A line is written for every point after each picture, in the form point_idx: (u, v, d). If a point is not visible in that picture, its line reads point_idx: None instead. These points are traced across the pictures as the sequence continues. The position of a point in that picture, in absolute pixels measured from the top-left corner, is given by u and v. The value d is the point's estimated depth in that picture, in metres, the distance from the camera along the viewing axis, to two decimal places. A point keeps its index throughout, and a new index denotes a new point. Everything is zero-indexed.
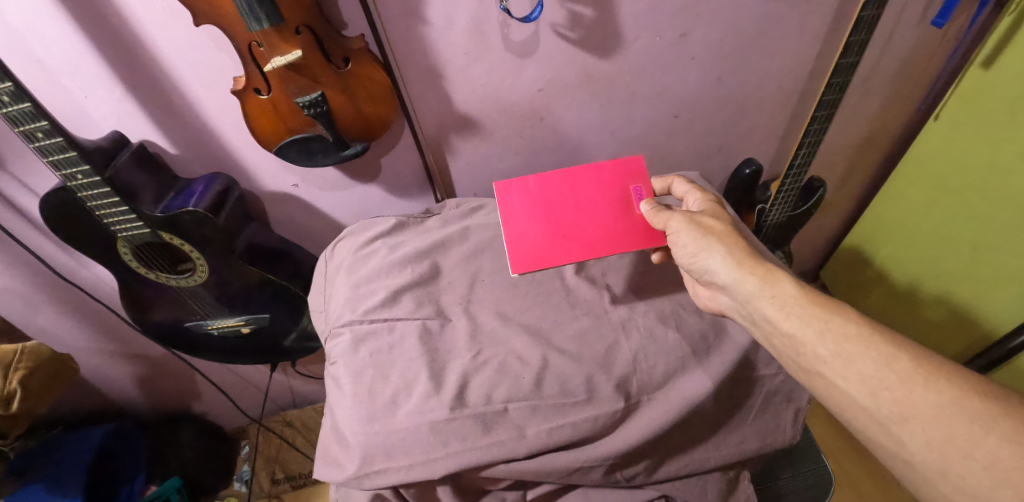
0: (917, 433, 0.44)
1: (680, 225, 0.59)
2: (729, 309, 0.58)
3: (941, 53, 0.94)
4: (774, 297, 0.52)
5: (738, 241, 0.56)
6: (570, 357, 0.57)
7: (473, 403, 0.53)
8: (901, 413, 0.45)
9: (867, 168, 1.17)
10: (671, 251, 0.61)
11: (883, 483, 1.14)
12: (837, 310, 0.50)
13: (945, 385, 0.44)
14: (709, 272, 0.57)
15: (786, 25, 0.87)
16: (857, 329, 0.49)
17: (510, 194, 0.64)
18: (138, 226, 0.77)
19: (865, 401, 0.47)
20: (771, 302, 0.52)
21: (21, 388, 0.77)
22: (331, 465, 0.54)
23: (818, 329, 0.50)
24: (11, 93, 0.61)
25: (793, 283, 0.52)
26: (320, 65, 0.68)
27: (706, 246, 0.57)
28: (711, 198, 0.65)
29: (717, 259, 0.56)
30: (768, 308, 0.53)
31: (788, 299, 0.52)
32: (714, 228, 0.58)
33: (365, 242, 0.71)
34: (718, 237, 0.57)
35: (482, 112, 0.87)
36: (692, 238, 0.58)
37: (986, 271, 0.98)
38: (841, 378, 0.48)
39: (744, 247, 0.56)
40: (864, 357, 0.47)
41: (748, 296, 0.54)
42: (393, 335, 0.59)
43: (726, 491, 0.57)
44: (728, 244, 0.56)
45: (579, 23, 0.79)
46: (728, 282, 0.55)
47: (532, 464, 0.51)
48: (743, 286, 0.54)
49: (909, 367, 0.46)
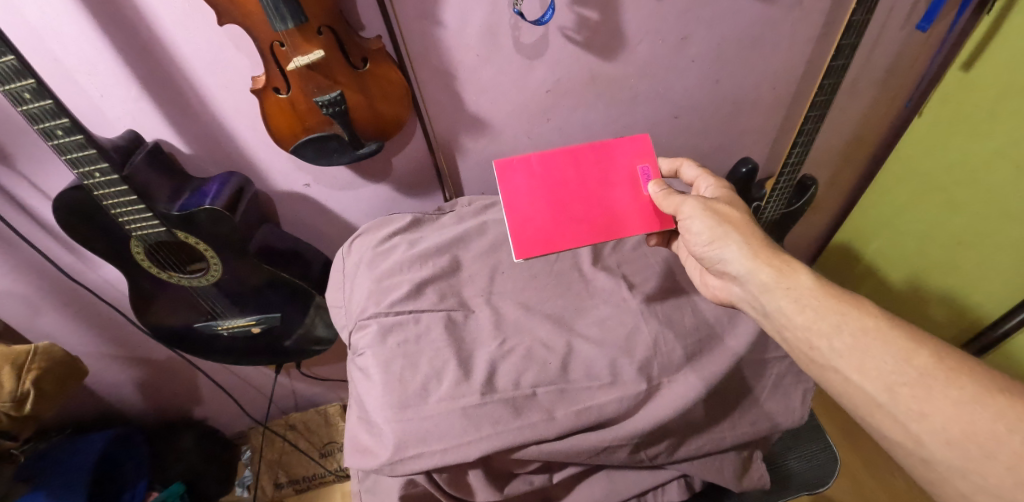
0: (936, 429, 0.46)
1: (696, 213, 0.61)
2: (740, 299, 0.60)
3: (922, 56, 1.00)
4: (788, 288, 0.55)
5: (753, 232, 0.59)
6: (594, 342, 0.59)
7: (502, 389, 0.55)
8: (918, 409, 0.47)
9: (855, 166, 1.22)
10: (684, 238, 0.63)
11: (877, 470, 1.19)
12: (851, 301, 0.54)
13: (967, 383, 0.46)
14: (723, 262, 0.60)
15: (780, 30, 0.91)
16: (874, 322, 0.52)
17: (514, 175, 0.65)
18: (153, 225, 0.77)
19: (881, 397, 0.49)
20: (785, 294, 0.55)
21: (34, 389, 0.77)
22: (361, 453, 0.55)
23: (834, 320, 0.53)
24: (33, 90, 0.61)
25: (808, 275, 0.55)
26: (339, 65, 0.70)
27: (722, 236, 0.60)
28: (724, 187, 0.67)
29: (733, 249, 0.59)
30: (782, 299, 0.56)
31: (803, 290, 0.55)
32: (730, 217, 0.61)
33: (383, 238, 0.73)
34: (735, 227, 0.59)
35: (492, 113, 0.90)
36: (709, 227, 0.60)
37: (970, 262, 1.03)
38: (857, 373, 0.51)
39: (760, 238, 0.59)
40: (882, 352, 0.50)
41: (763, 287, 0.57)
42: (419, 326, 0.61)
43: (741, 469, 0.60)
44: (745, 236, 0.59)
45: (586, 26, 0.82)
46: (743, 272, 0.58)
47: (562, 445, 0.53)
48: (758, 277, 0.57)
49: (928, 363, 0.48)
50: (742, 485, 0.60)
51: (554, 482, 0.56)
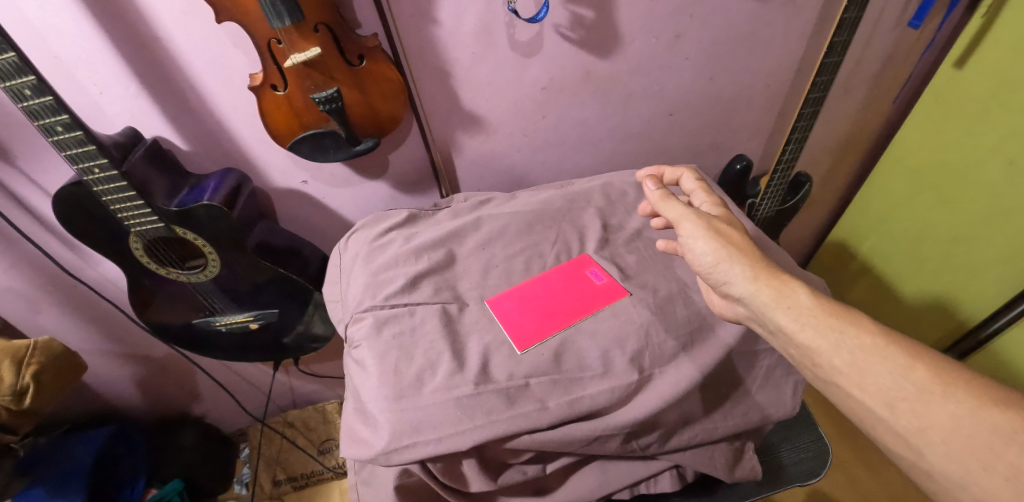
0: (936, 444, 0.45)
1: (695, 230, 0.59)
2: (744, 318, 0.58)
3: (914, 54, 1.01)
4: (789, 309, 0.53)
5: (752, 250, 0.57)
6: (587, 334, 0.60)
7: (496, 380, 0.56)
8: (917, 424, 0.46)
9: (849, 164, 1.23)
10: (686, 259, 0.60)
11: (871, 465, 1.20)
12: (849, 318, 0.52)
13: (964, 396, 0.45)
14: (725, 282, 0.57)
15: (772, 27, 0.92)
16: (872, 339, 0.50)
17: None
18: (152, 221, 0.78)
19: (882, 412, 0.48)
20: (786, 314, 0.53)
21: (34, 382, 0.77)
22: (357, 444, 0.56)
23: (833, 338, 0.51)
24: (33, 87, 0.62)
25: (808, 294, 0.53)
26: (335, 63, 0.71)
27: (723, 255, 0.57)
28: (720, 203, 0.65)
29: (734, 269, 0.56)
30: (783, 320, 0.53)
31: (803, 310, 0.53)
32: (729, 235, 0.58)
33: (379, 233, 0.74)
34: (735, 246, 0.57)
35: (488, 111, 0.90)
36: (712, 248, 0.58)
37: (964, 260, 1.03)
38: (856, 388, 0.49)
39: (760, 258, 0.56)
40: (879, 367, 0.48)
41: (765, 308, 0.54)
42: (414, 318, 0.62)
43: (732, 460, 0.61)
44: (748, 257, 0.56)
45: (580, 24, 0.83)
46: (745, 295, 0.55)
47: (555, 434, 0.54)
48: (760, 299, 0.54)
49: (926, 378, 0.47)
50: (733, 475, 0.61)
51: (548, 472, 0.57)
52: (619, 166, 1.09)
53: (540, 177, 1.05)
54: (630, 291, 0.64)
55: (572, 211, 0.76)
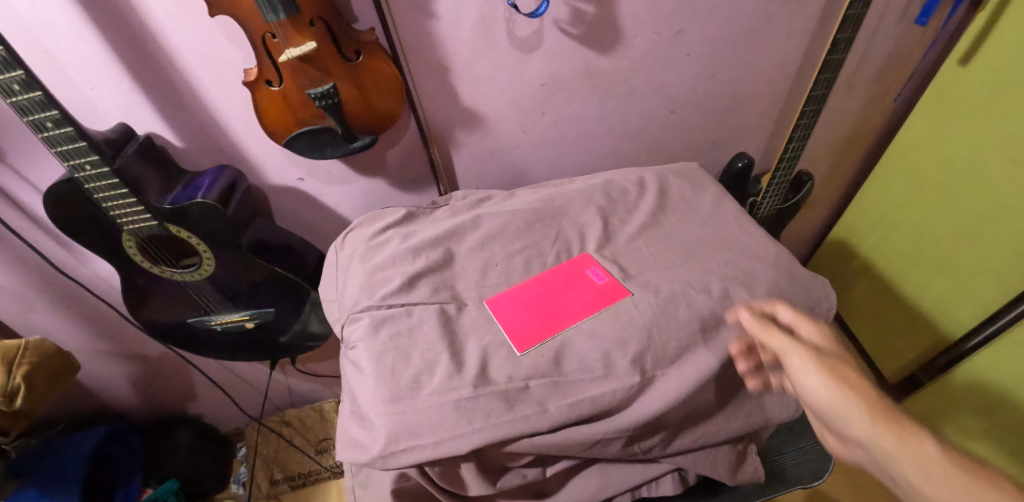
0: None
1: (800, 369, 0.50)
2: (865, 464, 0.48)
3: (918, 51, 1.00)
4: (919, 465, 0.43)
5: (873, 392, 0.47)
6: (588, 334, 0.58)
7: (495, 382, 0.55)
8: None
9: (850, 162, 1.22)
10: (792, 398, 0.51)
11: None
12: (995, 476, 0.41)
13: None
14: (840, 428, 0.48)
15: (775, 24, 0.91)
16: None
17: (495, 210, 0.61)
18: (144, 219, 0.77)
19: None
20: (914, 469, 0.43)
21: (25, 383, 0.76)
22: (353, 447, 0.55)
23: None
24: (22, 82, 0.60)
25: (941, 448, 0.43)
26: (332, 57, 0.69)
27: (837, 399, 0.48)
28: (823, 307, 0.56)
29: (850, 415, 0.47)
30: (911, 474, 0.43)
31: (938, 467, 0.42)
32: (844, 372, 0.49)
33: (376, 232, 0.73)
34: (851, 386, 0.47)
35: (487, 107, 0.89)
36: (822, 390, 0.48)
37: (966, 260, 1.02)
38: None
39: (883, 401, 0.47)
40: None
41: (889, 460, 0.45)
42: (412, 319, 0.61)
43: (735, 462, 0.60)
44: (868, 400, 0.46)
45: (581, 19, 0.81)
46: (864, 443, 0.46)
47: (555, 438, 0.53)
48: (881, 449, 0.45)
49: None
50: (736, 478, 0.60)
51: (548, 476, 0.56)
52: (619, 163, 1.07)
53: (540, 174, 1.04)
54: (632, 291, 0.62)
55: (572, 210, 0.75)
